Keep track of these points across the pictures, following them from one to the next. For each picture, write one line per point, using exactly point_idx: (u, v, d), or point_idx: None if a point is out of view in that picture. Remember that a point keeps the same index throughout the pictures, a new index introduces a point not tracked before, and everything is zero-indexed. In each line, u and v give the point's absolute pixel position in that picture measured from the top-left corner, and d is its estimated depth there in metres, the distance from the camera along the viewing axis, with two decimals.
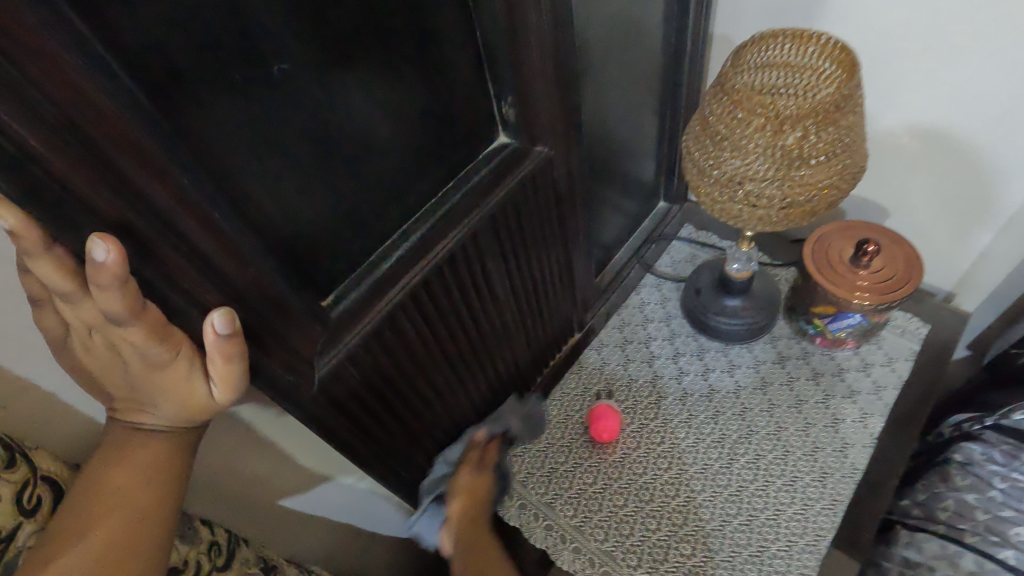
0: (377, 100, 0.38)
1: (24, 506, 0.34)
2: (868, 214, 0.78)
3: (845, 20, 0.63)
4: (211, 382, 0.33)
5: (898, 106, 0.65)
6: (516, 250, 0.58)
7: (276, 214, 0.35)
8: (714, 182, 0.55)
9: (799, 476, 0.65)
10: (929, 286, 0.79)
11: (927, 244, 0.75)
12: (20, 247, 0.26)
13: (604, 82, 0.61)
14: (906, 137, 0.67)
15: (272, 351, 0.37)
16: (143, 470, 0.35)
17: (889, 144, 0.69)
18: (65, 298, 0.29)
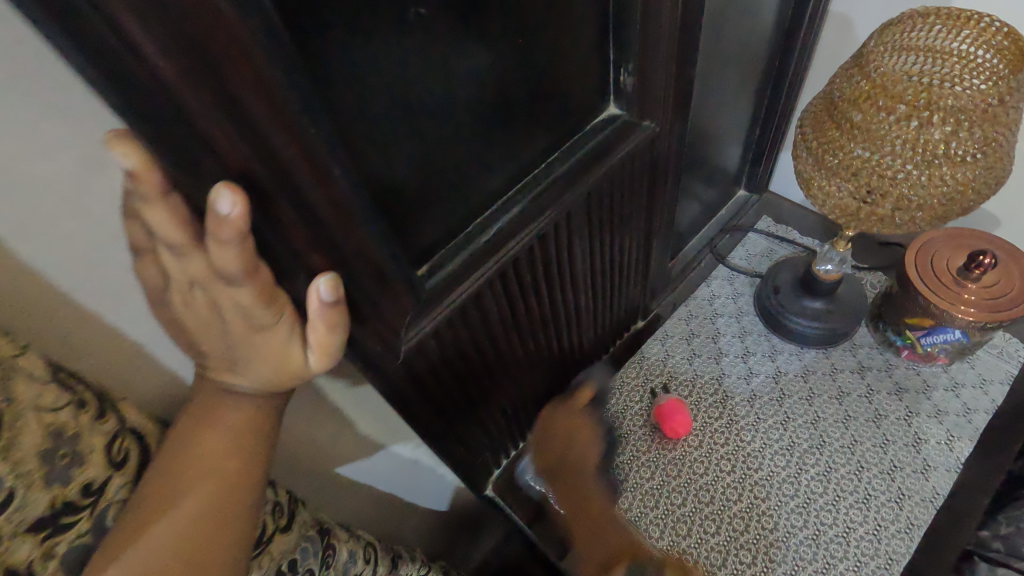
0: (498, 56, 0.34)
1: (113, 460, 0.32)
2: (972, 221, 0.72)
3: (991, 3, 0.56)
4: (309, 349, 0.31)
5: None
6: (602, 231, 0.55)
7: (385, 174, 0.32)
8: (831, 172, 0.51)
9: (873, 495, 0.62)
10: None
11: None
12: (135, 190, 0.24)
13: (713, 56, 0.56)
14: None
15: (365, 321, 0.35)
16: (232, 435, 0.34)
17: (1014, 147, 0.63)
18: (171, 248, 0.26)
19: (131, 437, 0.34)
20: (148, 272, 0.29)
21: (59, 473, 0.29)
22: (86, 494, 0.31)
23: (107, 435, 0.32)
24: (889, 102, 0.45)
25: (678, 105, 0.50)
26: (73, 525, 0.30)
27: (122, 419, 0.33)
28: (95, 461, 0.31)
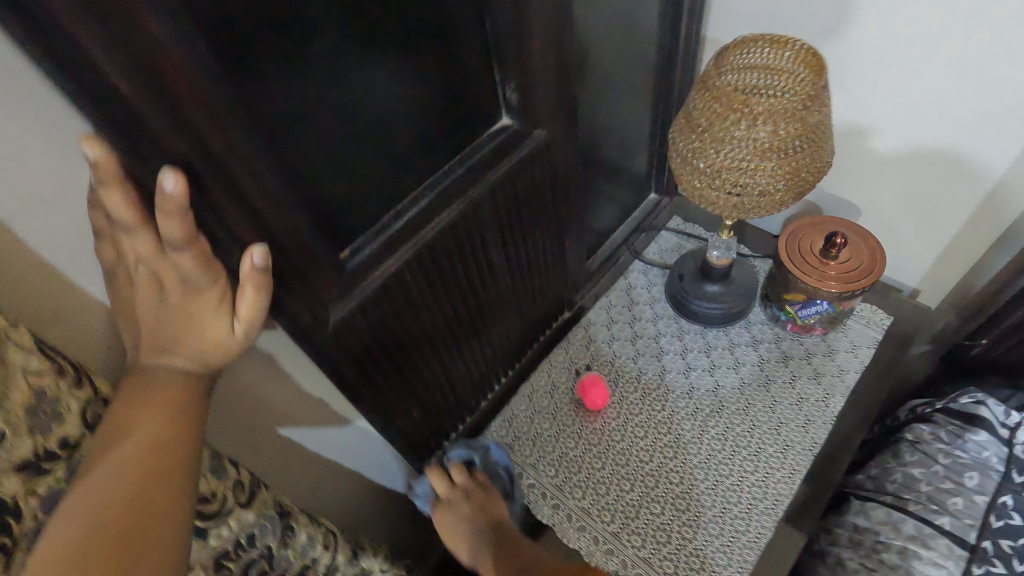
0: (396, 78, 0.43)
1: (88, 421, 0.38)
2: (842, 212, 0.84)
3: (826, 30, 0.68)
4: (238, 313, 0.39)
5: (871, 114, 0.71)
6: (513, 226, 0.64)
7: (306, 170, 0.40)
8: (696, 171, 0.60)
9: (763, 447, 0.71)
10: (896, 282, 0.85)
11: (895, 241, 0.81)
12: (97, 179, 0.31)
13: (602, 76, 0.66)
14: (879, 142, 0.73)
15: (293, 292, 0.42)
16: (166, 396, 0.39)
17: (864, 148, 0.75)
18: (126, 227, 0.34)
19: (103, 403, 0.40)
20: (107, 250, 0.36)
21: (43, 424, 0.35)
22: (64, 448, 0.37)
23: (82, 399, 0.38)
24: (724, 110, 0.55)
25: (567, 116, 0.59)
26: (51, 472, 0.36)
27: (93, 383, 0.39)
28: (72, 420, 0.37)
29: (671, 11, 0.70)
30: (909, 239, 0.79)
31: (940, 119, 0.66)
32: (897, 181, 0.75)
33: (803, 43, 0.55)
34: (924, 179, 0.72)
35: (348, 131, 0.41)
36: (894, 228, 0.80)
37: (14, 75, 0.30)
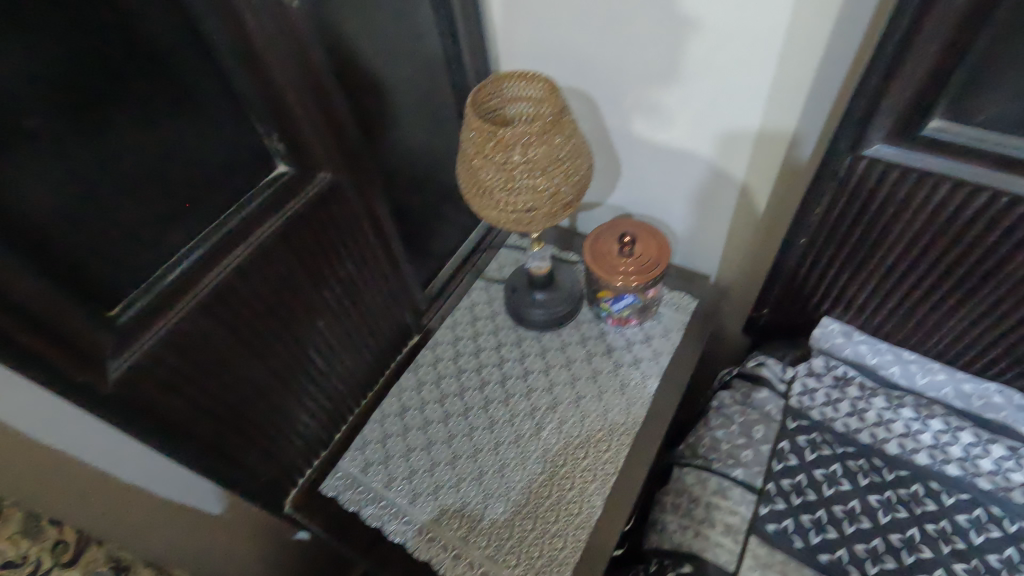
0: (138, 144, 0.46)
1: None
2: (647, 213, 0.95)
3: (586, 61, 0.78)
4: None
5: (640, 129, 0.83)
6: (322, 263, 0.68)
7: (49, 238, 0.42)
8: (474, 192, 0.66)
9: (592, 434, 0.78)
10: (703, 269, 0.97)
11: (691, 234, 0.92)
12: None
13: (396, 116, 0.72)
14: (654, 151, 0.84)
15: (56, 359, 0.44)
16: None
17: (644, 156, 0.86)
18: None
19: None
20: None
21: None
22: None
23: None
24: (483, 138, 0.61)
25: (352, 158, 0.65)
26: None
27: None
28: None
29: (453, 55, 0.78)
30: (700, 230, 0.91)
31: (693, 126, 0.77)
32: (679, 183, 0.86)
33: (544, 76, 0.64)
34: (698, 181, 0.83)
35: (92, 198, 0.44)
36: (688, 222, 0.91)
37: None
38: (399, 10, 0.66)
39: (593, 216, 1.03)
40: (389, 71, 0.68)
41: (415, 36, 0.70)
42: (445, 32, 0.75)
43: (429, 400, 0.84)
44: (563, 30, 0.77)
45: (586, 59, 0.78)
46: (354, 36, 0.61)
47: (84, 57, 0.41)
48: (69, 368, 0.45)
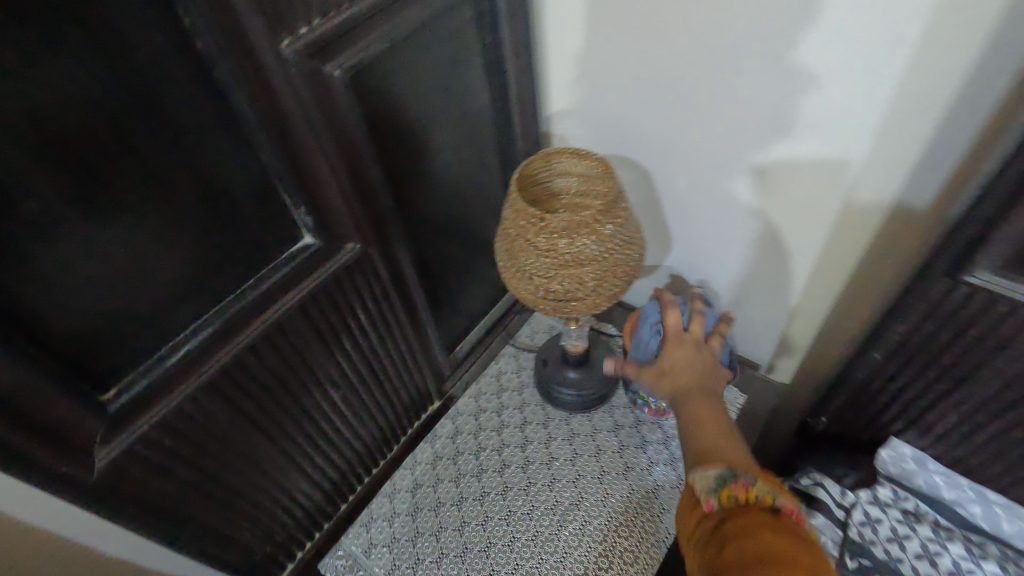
0: (151, 220, 0.42)
1: None
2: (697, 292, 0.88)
3: (645, 133, 0.73)
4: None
5: (696, 209, 0.77)
6: (343, 334, 0.63)
7: (42, 318, 0.39)
8: (512, 272, 0.61)
9: (619, 540, 0.70)
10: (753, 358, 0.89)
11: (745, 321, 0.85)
12: None
13: (436, 181, 0.68)
14: (712, 230, 0.78)
15: (30, 453, 0.39)
16: None
17: (700, 234, 0.80)
18: None
19: None
20: None
21: None
22: None
23: None
24: (526, 222, 0.55)
25: (384, 228, 0.61)
26: None
27: None
28: None
29: (503, 117, 0.74)
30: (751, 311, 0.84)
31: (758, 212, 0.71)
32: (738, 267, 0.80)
33: (598, 154, 0.58)
34: (755, 261, 0.77)
35: (92, 276, 0.40)
36: (741, 307, 0.84)
37: None
38: (449, 74, 0.62)
39: (636, 285, 0.96)
40: (432, 136, 0.64)
41: (464, 100, 0.66)
42: (497, 96, 0.71)
43: (443, 479, 0.77)
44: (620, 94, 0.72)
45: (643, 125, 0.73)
46: (400, 103, 0.57)
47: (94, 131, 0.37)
48: (44, 460, 0.40)
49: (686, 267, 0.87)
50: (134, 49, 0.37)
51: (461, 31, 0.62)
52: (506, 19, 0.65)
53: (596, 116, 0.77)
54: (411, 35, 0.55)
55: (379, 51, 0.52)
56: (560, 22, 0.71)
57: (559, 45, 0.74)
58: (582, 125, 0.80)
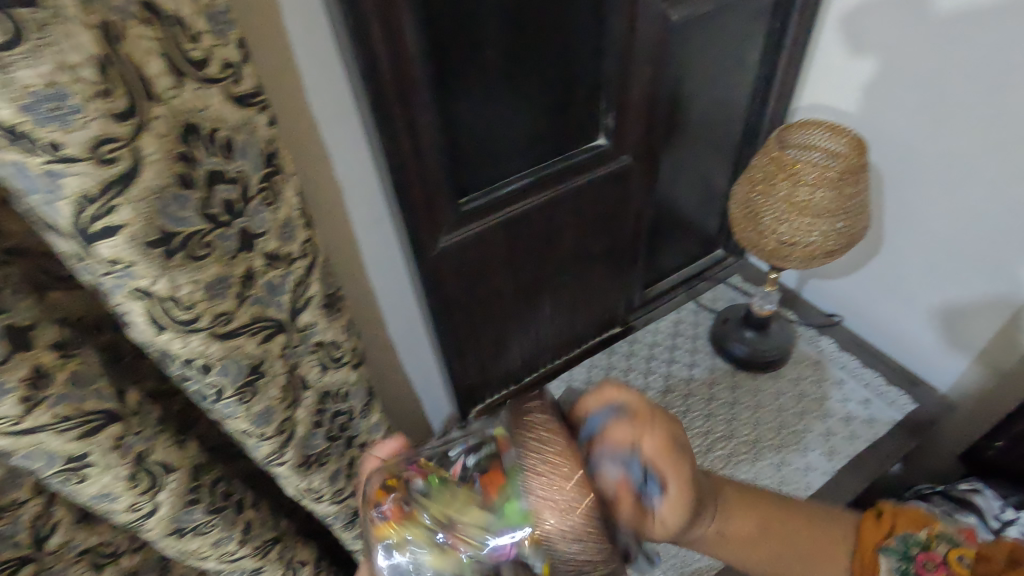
0: (529, 90, 0.62)
1: (309, 289, 0.57)
2: (903, 291, 0.95)
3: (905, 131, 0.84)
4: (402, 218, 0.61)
5: (935, 210, 0.85)
6: (592, 230, 0.80)
7: (457, 131, 0.59)
8: (743, 213, 0.73)
9: (761, 476, 0.80)
10: (942, 370, 0.94)
11: (950, 329, 0.91)
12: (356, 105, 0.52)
13: (693, 133, 0.82)
14: (942, 231, 0.85)
15: (420, 209, 0.61)
16: (335, 248, 0.65)
17: (930, 233, 0.87)
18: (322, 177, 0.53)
19: (325, 278, 0.60)
20: (324, 158, 0.58)
21: (289, 268, 0.54)
22: (295, 294, 0.56)
23: (321, 270, 0.59)
24: (776, 167, 0.68)
25: (650, 153, 0.76)
26: (282, 303, 0.54)
27: (320, 272, 0.59)
28: (307, 279, 0.57)
29: (760, 95, 0.86)
30: (959, 320, 0.89)
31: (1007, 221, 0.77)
32: (962, 273, 0.86)
33: (854, 131, 0.69)
34: (983, 266, 0.82)
35: (491, 116, 0.61)
36: (950, 312, 0.90)
37: (326, 41, 0.52)
38: (735, 45, 0.76)
39: (831, 267, 1.05)
40: (703, 92, 0.78)
41: (737, 70, 0.79)
42: (762, 76, 0.83)
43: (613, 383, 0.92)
44: (888, 96, 0.85)
45: (896, 127, 0.86)
46: (693, 57, 0.72)
47: (531, 19, 0.56)
48: (422, 216, 0.61)
49: (899, 263, 0.94)
50: None
51: (758, 15, 0.75)
52: (797, 12, 0.77)
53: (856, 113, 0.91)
54: (726, 8, 0.70)
55: (703, 13, 0.67)
56: (854, 27, 0.86)
57: (846, 46, 0.89)
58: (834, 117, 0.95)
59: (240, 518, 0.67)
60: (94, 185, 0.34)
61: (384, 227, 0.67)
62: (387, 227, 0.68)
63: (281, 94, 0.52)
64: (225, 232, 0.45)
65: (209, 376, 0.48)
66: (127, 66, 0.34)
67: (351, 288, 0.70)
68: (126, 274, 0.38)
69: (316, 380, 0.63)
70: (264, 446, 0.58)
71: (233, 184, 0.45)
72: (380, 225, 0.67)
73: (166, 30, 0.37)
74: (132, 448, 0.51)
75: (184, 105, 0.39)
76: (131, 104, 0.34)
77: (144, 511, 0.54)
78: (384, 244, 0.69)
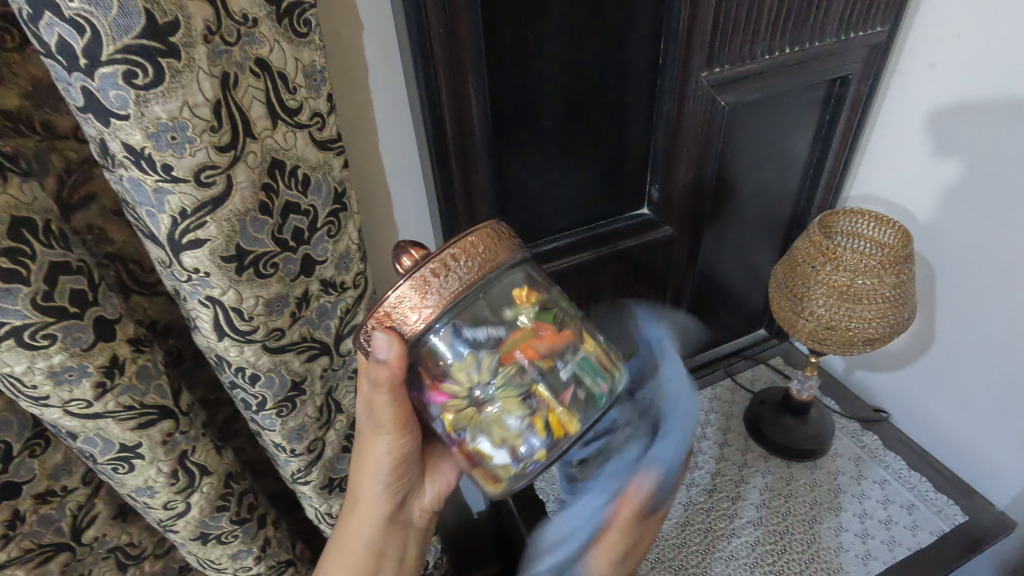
0: (579, 157, 0.66)
1: (355, 318, 0.62)
2: (956, 392, 0.91)
3: (971, 232, 0.83)
4: None
5: (994, 312, 0.83)
6: (631, 295, 0.82)
7: (509, 188, 0.64)
8: (784, 292, 0.73)
9: (787, 571, 0.75)
10: (1004, 482, 0.88)
11: (1009, 438, 0.86)
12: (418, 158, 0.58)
13: (740, 211, 0.84)
14: (1000, 333, 0.83)
15: None
16: (383, 284, 0.70)
17: (987, 333, 0.84)
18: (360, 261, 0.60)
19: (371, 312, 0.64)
20: (382, 200, 0.64)
21: (341, 296, 0.59)
22: (341, 321, 0.60)
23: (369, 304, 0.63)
24: (819, 252, 0.68)
25: (693, 226, 0.79)
26: (328, 326, 0.59)
27: (370, 306, 0.64)
28: (355, 308, 0.61)
29: (810, 181, 0.87)
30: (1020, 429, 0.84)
31: None
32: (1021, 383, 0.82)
33: (898, 221, 0.70)
34: None
35: (544, 176, 0.66)
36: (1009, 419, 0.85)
37: (399, 101, 0.58)
38: (783, 133, 0.79)
39: (879, 360, 1.02)
40: (751, 174, 0.81)
41: (786, 157, 0.82)
42: (813, 164, 0.86)
43: None
44: (938, 196, 0.87)
45: (945, 226, 0.86)
46: (741, 140, 0.76)
47: (586, 95, 0.62)
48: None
49: (952, 364, 0.91)
50: (627, 59, 0.62)
51: (808, 106, 0.78)
52: (849, 105, 0.79)
53: (903, 206, 0.93)
54: (775, 96, 0.73)
55: (751, 101, 0.71)
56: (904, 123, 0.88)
57: (897, 143, 0.91)
58: (880, 209, 0.97)
59: (260, 532, 0.70)
60: (191, 204, 0.40)
61: None
62: None
63: (357, 142, 0.58)
64: (291, 256, 0.51)
65: (256, 385, 0.53)
66: (235, 109, 0.41)
67: None
68: (203, 283, 0.44)
69: (350, 406, 0.67)
70: (292, 462, 0.61)
71: (304, 215, 0.51)
72: None
73: (270, 84, 0.44)
74: (177, 445, 0.55)
75: (274, 145, 0.46)
76: (232, 141, 0.41)
77: (179, 507, 0.58)
78: None
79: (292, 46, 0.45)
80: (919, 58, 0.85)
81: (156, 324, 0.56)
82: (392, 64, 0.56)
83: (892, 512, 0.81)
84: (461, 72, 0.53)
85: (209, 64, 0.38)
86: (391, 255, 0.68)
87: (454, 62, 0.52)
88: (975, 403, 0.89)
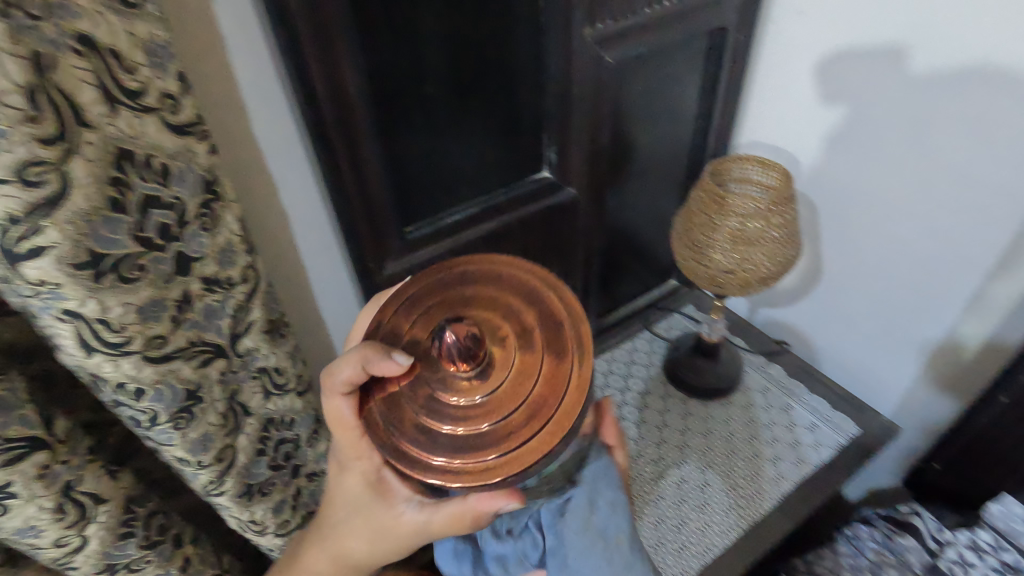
0: (471, 124, 0.64)
1: (249, 314, 0.58)
2: (843, 317, 1.00)
3: (845, 168, 0.89)
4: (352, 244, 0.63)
5: (869, 241, 0.90)
6: (541, 259, 0.82)
7: (401, 162, 0.62)
8: (684, 241, 0.76)
9: (711, 503, 0.81)
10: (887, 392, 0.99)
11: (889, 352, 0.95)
12: None
13: (638, 166, 0.86)
14: (875, 259, 0.91)
15: (366, 234, 0.63)
16: (280, 274, 0.66)
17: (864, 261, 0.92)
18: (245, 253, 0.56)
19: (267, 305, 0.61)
20: (264, 185, 0.59)
21: (228, 292, 0.54)
22: (233, 318, 0.56)
23: (263, 298, 0.59)
24: (712, 199, 0.71)
25: (594, 184, 0.80)
26: (219, 325, 0.55)
27: (264, 299, 0.60)
28: (248, 303, 0.57)
29: (702, 132, 0.90)
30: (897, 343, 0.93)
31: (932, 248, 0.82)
32: (895, 303, 0.91)
33: (779, 165, 0.73)
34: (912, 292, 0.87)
35: (437, 147, 0.63)
36: (887, 336, 0.94)
37: (266, 76, 0.54)
38: (670, 86, 0.81)
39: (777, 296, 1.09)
40: (645, 129, 0.82)
41: (676, 110, 0.84)
42: (703, 115, 0.89)
43: None
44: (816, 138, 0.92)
45: (825, 166, 0.93)
46: (632, 95, 0.77)
47: (470, 58, 0.60)
48: (368, 244, 0.63)
49: (838, 292, 0.99)
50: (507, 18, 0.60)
51: (692, 58, 0.80)
52: (729, 54, 0.82)
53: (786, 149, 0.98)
54: (659, 49, 0.74)
55: (636, 56, 0.72)
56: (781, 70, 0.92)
57: (776, 90, 0.96)
58: (766, 154, 1.02)
59: (177, 552, 0.65)
60: (21, 208, 0.34)
61: (331, 253, 0.69)
62: (335, 253, 0.69)
63: (225, 124, 0.54)
64: (160, 255, 0.46)
65: (141, 401, 0.47)
66: (58, 95, 0.36)
67: (298, 316, 0.71)
68: (56, 296, 0.38)
69: (259, 407, 0.63)
70: (202, 475, 0.56)
71: (168, 209, 0.46)
72: (327, 253, 0.68)
73: (101, 64, 0.39)
74: (59, 477, 0.49)
75: (117, 133, 0.41)
76: (61, 131, 0.36)
77: (73, 543, 0.52)
78: (331, 271, 0.70)
79: (122, 19, 0.40)
80: (789, 5, 0.89)
81: (14, 347, 0.50)
82: (252, 35, 0.51)
83: (796, 434, 0.88)
84: (328, 40, 0.49)
85: (13, 42, 0.33)
86: (285, 243, 0.64)
87: (319, 29, 0.48)
88: (859, 325, 0.98)
